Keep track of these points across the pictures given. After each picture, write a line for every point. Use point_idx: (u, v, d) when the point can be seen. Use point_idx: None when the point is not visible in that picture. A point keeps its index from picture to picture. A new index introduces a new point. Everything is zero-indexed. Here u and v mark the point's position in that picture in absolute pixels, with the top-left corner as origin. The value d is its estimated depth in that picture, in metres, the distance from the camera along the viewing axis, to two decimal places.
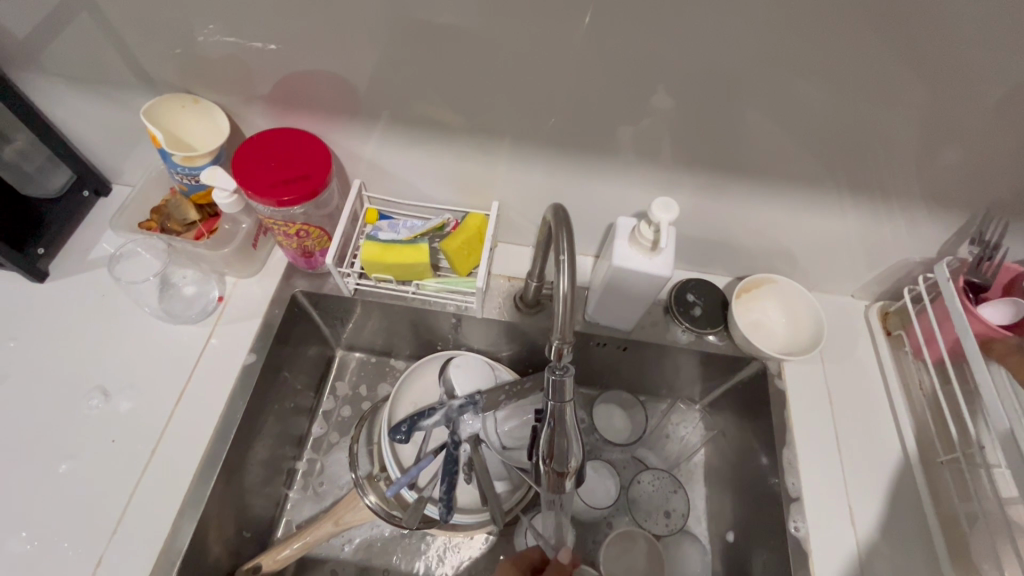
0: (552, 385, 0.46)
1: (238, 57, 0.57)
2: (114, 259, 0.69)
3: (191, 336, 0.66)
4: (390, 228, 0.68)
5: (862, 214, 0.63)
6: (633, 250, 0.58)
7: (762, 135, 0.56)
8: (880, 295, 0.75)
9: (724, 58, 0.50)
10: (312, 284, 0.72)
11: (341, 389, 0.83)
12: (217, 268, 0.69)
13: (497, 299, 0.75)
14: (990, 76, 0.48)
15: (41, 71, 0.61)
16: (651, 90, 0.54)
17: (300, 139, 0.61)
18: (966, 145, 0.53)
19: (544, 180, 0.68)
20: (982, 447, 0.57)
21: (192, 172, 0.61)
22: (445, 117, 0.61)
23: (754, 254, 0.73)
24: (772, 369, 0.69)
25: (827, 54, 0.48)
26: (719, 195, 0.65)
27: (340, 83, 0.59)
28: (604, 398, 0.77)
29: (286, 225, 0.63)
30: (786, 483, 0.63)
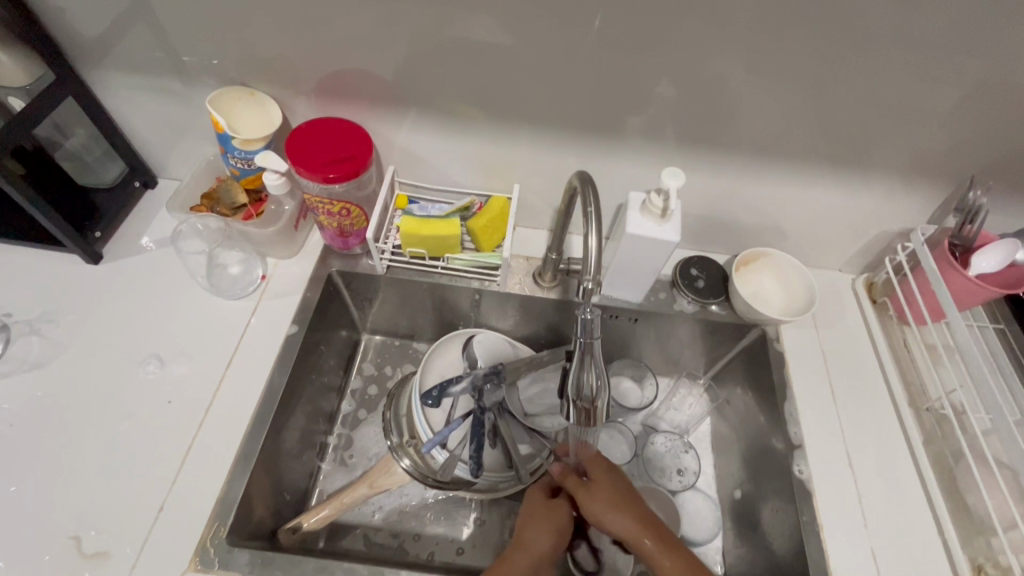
0: (582, 324, 0.53)
1: (289, 56, 0.64)
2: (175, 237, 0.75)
3: (239, 309, 0.72)
4: (422, 208, 0.75)
5: (844, 189, 0.71)
6: (645, 219, 0.65)
7: (754, 119, 0.64)
8: (865, 268, 0.82)
9: (717, 53, 0.57)
10: (345, 264, 0.78)
11: (367, 368, 0.88)
12: (262, 248, 0.76)
13: (518, 276, 0.80)
14: (944, 67, 0.55)
15: (108, 70, 0.69)
16: (656, 81, 0.61)
17: (343, 128, 0.68)
18: (930, 124, 0.61)
19: (559, 165, 0.74)
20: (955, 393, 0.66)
21: (247, 156, 0.68)
22: (470, 108, 0.68)
23: (749, 231, 0.80)
24: (770, 335, 0.75)
25: (806, 46, 0.56)
26: (717, 174, 0.72)
27: (376, 80, 0.66)
28: (615, 367, 0.83)
29: (330, 203, 0.69)
30: (790, 433, 0.68)
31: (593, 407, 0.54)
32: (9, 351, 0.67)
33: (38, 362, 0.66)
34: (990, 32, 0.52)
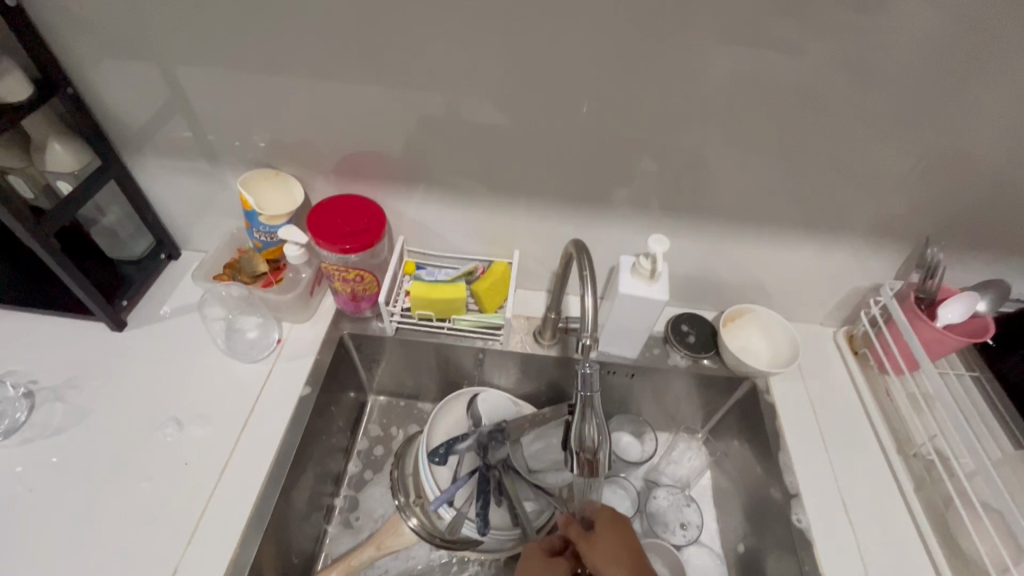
0: (582, 377, 0.57)
1: (313, 141, 0.73)
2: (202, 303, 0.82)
3: (255, 372, 0.76)
4: (430, 273, 0.82)
5: (816, 249, 0.77)
6: (635, 280, 0.70)
7: (727, 189, 0.72)
8: (844, 321, 0.87)
9: (690, 134, 0.66)
10: (356, 327, 0.83)
11: (373, 429, 0.90)
12: (279, 314, 0.80)
13: (519, 335, 0.85)
14: (887, 143, 0.64)
15: (149, 155, 0.77)
16: (639, 159, 0.70)
17: (359, 204, 0.75)
18: (883, 190, 0.69)
19: (555, 232, 0.81)
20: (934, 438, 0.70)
21: (271, 230, 0.74)
22: (474, 184, 0.76)
23: (733, 289, 0.86)
24: (760, 387, 0.79)
25: (765, 129, 0.64)
26: (699, 237, 0.79)
27: (390, 160, 0.74)
28: (615, 423, 0.85)
29: (344, 270, 0.75)
30: (786, 482, 0.70)
31: (595, 458, 0.57)
32: (32, 417, 0.69)
33: (60, 428, 0.69)
34: (921, 115, 0.61)
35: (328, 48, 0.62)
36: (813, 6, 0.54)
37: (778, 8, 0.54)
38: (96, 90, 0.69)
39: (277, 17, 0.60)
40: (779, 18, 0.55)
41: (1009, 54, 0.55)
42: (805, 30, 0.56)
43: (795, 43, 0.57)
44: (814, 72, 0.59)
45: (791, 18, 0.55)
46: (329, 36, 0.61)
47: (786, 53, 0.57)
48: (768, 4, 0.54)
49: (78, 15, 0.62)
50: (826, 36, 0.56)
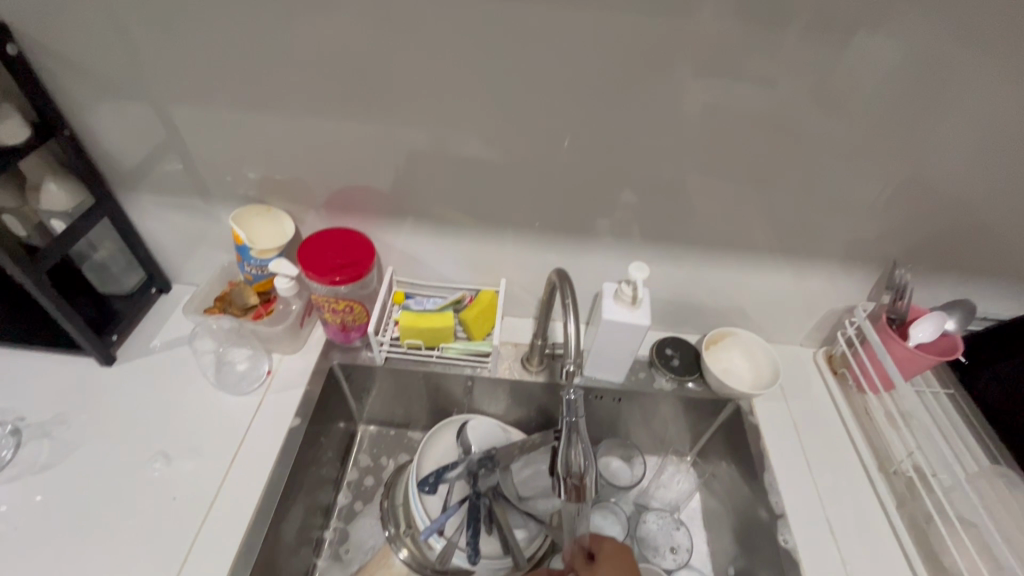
0: (567, 404, 0.58)
1: (304, 177, 0.75)
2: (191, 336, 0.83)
3: (245, 404, 0.76)
4: (418, 302, 0.83)
5: (792, 273, 0.80)
6: (618, 306, 0.72)
7: (704, 217, 0.75)
8: (823, 342, 0.90)
9: (666, 166, 0.69)
10: (346, 357, 0.84)
11: (363, 460, 0.90)
12: (269, 345, 0.81)
13: (508, 362, 0.86)
14: (850, 172, 0.68)
15: (143, 192, 0.79)
16: (619, 189, 0.73)
17: (347, 236, 0.77)
18: (851, 217, 0.72)
19: (540, 260, 0.84)
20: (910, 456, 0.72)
21: (262, 263, 0.76)
22: (461, 215, 0.79)
23: (714, 313, 0.88)
24: (744, 409, 0.81)
25: (736, 159, 0.68)
26: (680, 263, 0.81)
27: (379, 193, 0.77)
28: (603, 448, 0.86)
29: (334, 301, 0.76)
30: (772, 502, 0.72)
31: (582, 483, 0.59)
32: (18, 453, 0.69)
33: (46, 465, 0.68)
34: (880, 146, 0.65)
35: (321, 89, 0.65)
36: (775, 48, 0.58)
37: (742, 50, 0.58)
38: (93, 130, 0.72)
39: (272, 60, 0.63)
40: (743, 58, 0.59)
41: (957, 90, 0.59)
42: (769, 69, 0.60)
43: (760, 80, 0.61)
44: (780, 107, 0.62)
45: (754, 59, 0.59)
46: (322, 78, 0.64)
47: (753, 89, 0.61)
48: (733, 46, 0.58)
49: (79, 60, 0.64)
50: (789, 74, 0.60)
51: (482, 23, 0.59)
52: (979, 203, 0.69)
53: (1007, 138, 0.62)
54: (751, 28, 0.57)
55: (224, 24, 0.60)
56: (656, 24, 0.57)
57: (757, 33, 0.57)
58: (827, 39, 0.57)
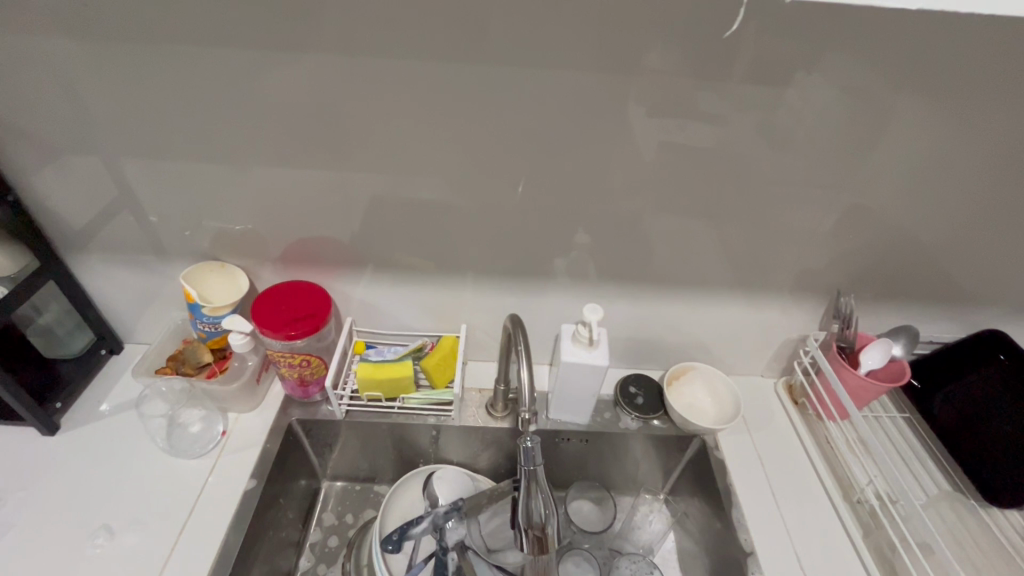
0: (525, 452, 0.61)
1: (259, 231, 0.76)
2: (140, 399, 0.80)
3: (197, 468, 0.74)
4: (378, 352, 0.81)
5: (745, 306, 0.83)
6: (575, 347, 0.74)
7: (656, 256, 0.77)
8: (782, 372, 0.91)
9: (614, 209, 0.72)
10: (305, 412, 0.81)
11: (327, 519, 0.86)
12: (224, 405, 0.79)
13: (472, 408, 0.85)
14: (789, 209, 0.71)
15: (91, 253, 0.78)
16: (571, 232, 0.75)
17: (305, 290, 0.77)
18: (795, 251, 0.75)
19: (501, 304, 0.84)
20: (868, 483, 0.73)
21: (215, 320, 0.75)
22: (420, 263, 0.79)
23: (675, 349, 0.89)
24: (710, 443, 0.81)
25: (680, 200, 0.71)
26: (638, 301, 0.83)
27: (338, 244, 0.77)
28: (575, 491, 0.84)
29: (291, 356, 0.75)
30: (741, 539, 0.71)
31: (543, 533, 0.63)
32: None
33: None
34: (813, 185, 0.68)
35: (279, 143, 0.66)
36: (712, 96, 0.61)
37: (682, 98, 0.62)
38: (42, 191, 0.71)
39: (230, 118, 0.64)
40: (683, 106, 0.62)
41: (883, 131, 0.63)
42: (707, 115, 0.63)
43: (700, 125, 0.64)
44: (721, 151, 0.66)
45: (693, 106, 0.62)
46: (280, 133, 0.65)
47: (694, 134, 0.64)
48: (673, 94, 0.62)
49: (29, 122, 0.64)
50: (726, 120, 0.63)
51: (434, 78, 0.61)
52: (913, 234, 0.73)
53: (931, 173, 0.67)
54: (688, 78, 0.60)
55: (181, 86, 0.62)
56: (599, 76, 0.60)
57: (694, 82, 0.60)
58: (760, 87, 0.60)
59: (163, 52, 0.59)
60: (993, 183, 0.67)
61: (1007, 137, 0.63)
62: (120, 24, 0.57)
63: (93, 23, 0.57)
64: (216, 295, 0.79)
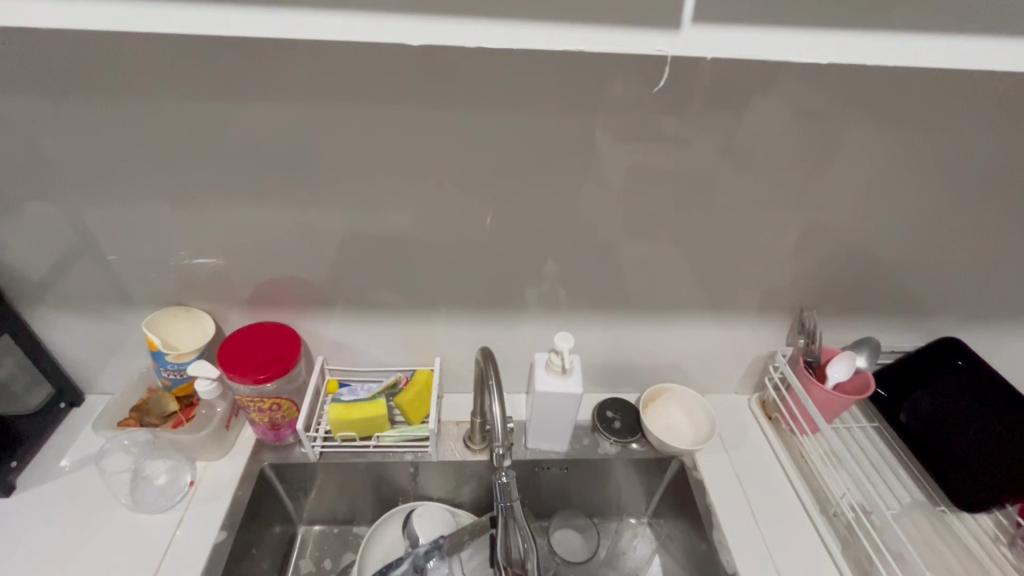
0: (500, 488, 0.62)
1: (225, 274, 0.75)
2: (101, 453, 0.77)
3: (163, 522, 0.71)
4: (350, 391, 0.80)
5: (714, 326, 0.84)
6: (550, 376, 0.74)
7: (624, 280, 0.78)
8: (755, 388, 0.93)
9: (580, 237, 0.73)
10: (278, 456, 0.79)
11: (304, 566, 0.83)
12: (192, 454, 0.77)
13: (450, 443, 0.84)
14: (748, 230, 0.73)
15: (48, 305, 0.75)
16: (540, 262, 0.76)
17: (273, 331, 0.76)
18: (757, 270, 0.78)
19: (475, 335, 0.84)
20: (842, 495, 0.75)
21: (180, 367, 0.73)
22: (391, 298, 0.79)
23: (650, 371, 0.90)
24: (688, 464, 0.82)
25: (643, 226, 0.72)
26: (610, 325, 0.84)
27: (307, 283, 0.77)
28: (558, 520, 0.83)
29: (259, 401, 0.73)
30: (723, 561, 0.71)
31: (523, 571, 0.63)
32: None
33: None
34: (769, 207, 0.71)
35: (245, 185, 0.66)
36: (670, 125, 0.64)
37: (641, 128, 0.64)
38: None
39: (194, 162, 0.64)
40: (643, 135, 0.65)
41: (833, 154, 0.67)
42: (667, 143, 0.65)
43: (660, 153, 0.66)
44: (682, 176, 0.68)
45: (652, 135, 0.65)
46: (247, 175, 0.65)
47: (656, 161, 0.67)
48: (632, 125, 0.64)
49: None
50: (685, 147, 0.66)
51: (399, 117, 0.62)
52: (869, 250, 0.76)
53: (881, 191, 0.70)
54: (647, 109, 0.62)
55: (140, 134, 0.61)
56: (561, 109, 0.62)
57: (652, 112, 0.63)
58: (715, 115, 0.63)
59: (124, 100, 0.59)
60: (938, 199, 0.71)
61: (946, 155, 0.67)
62: (78, 73, 0.57)
63: (50, 73, 0.56)
64: (176, 340, 0.77)
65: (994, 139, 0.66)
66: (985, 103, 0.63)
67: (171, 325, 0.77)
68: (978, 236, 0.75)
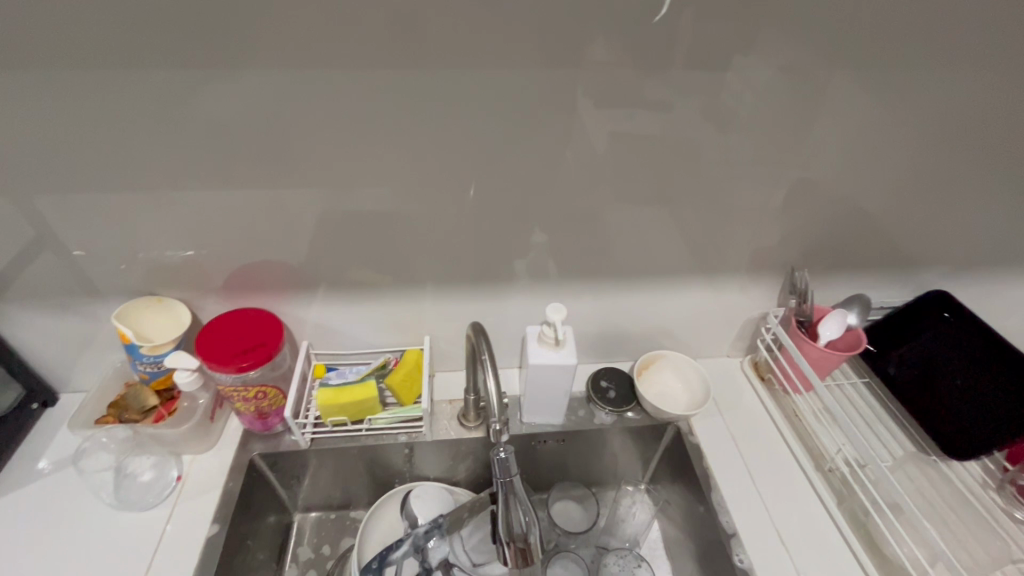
0: (498, 464, 0.60)
1: (197, 260, 0.71)
2: (78, 454, 0.73)
3: (152, 519, 0.69)
4: (339, 375, 0.78)
5: (705, 290, 0.84)
6: (543, 349, 0.72)
7: (615, 248, 0.76)
8: (746, 350, 0.93)
9: (568, 205, 0.71)
10: (267, 445, 0.77)
11: (303, 553, 0.82)
12: (176, 448, 0.74)
13: (444, 421, 0.83)
14: (740, 191, 0.72)
15: (7, 302, 0.71)
16: (528, 233, 0.73)
17: (254, 317, 0.73)
18: (749, 231, 0.76)
19: (463, 311, 0.82)
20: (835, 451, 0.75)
21: (157, 360, 0.70)
22: (374, 278, 0.76)
23: (642, 339, 0.90)
24: (684, 429, 0.82)
25: (633, 190, 0.70)
26: (601, 294, 0.82)
27: (286, 266, 0.73)
28: (557, 492, 0.83)
29: (244, 390, 0.71)
30: (723, 522, 0.72)
31: (526, 545, 0.63)
32: None
33: None
34: (761, 166, 0.69)
35: (212, 164, 0.62)
36: (659, 83, 0.61)
37: (629, 87, 0.61)
38: None
39: (155, 141, 0.59)
40: (632, 94, 0.62)
41: (823, 108, 0.65)
42: (658, 103, 0.63)
43: (646, 114, 0.63)
44: (669, 139, 0.66)
45: (643, 95, 0.62)
46: (210, 155, 0.61)
47: (644, 122, 0.64)
48: (620, 84, 0.61)
49: None
50: (676, 106, 0.63)
51: (370, 86, 0.58)
52: (859, 206, 0.75)
53: (870, 146, 0.69)
54: (635, 66, 0.60)
55: (90, 112, 0.57)
56: (546, 70, 0.59)
57: (641, 70, 0.60)
58: (706, 70, 0.60)
59: (68, 77, 0.54)
60: (926, 151, 0.70)
61: (934, 105, 0.66)
62: (11, 50, 0.52)
63: None
64: (139, 326, 0.73)
65: (981, 86, 0.65)
66: (973, 48, 0.62)
67: (142, 308, 0.73)
68: (965, 187, 0.74)
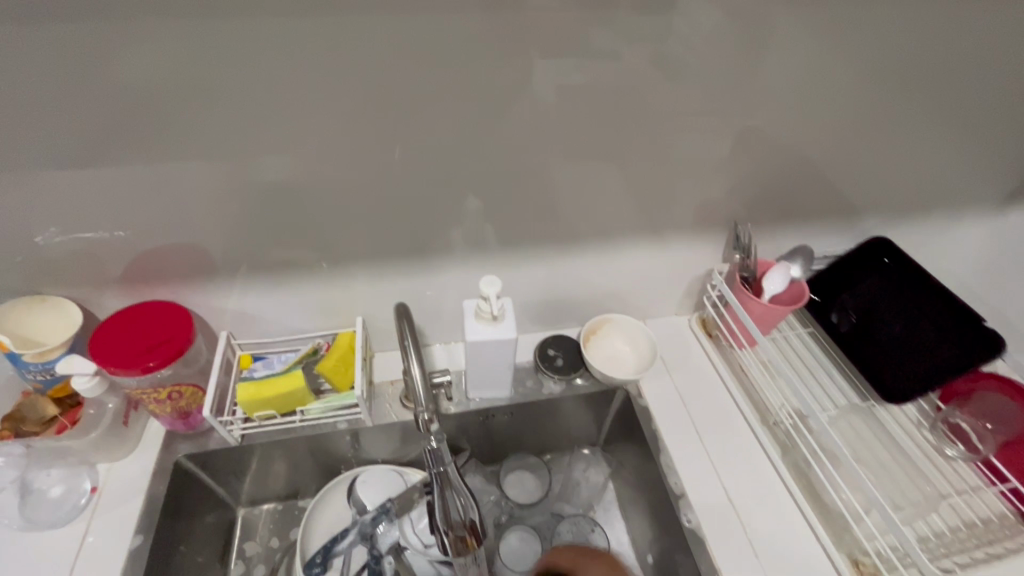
0: (431, 454, 0.59)
1: (84, 250, 0.63)
2: None
3: (65, 537, 0.64)
4: (265, 365, 0.72)
5: (650, 250, 0.81)
6: (480, 324, 0.68)
7: (554, 212, 0.72)
8: (695, 307, 0.92)
9: (500, 168, 0.65)
10: (194, 445, 0.72)
11: (251, 548, 0.77)
12: (87, 457, 0.68)
13: (387, 403, 0.80)
14: (683, 145, 0.67)
15: None
16: (458, 200, 0.68)
17: (160, 311, 0.66)
18: (692, 187, 0.73)
19: (398, 287, 0.77)
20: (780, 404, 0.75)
21: (47, 366, 0.64)
22: (295, 258, 0.70)
23: (589, 304, 0.87)
24: (632, 393, 0.81)
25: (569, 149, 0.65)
26: (543, 260, 0.78)
27: (194, 251, 0.66)
28: (510, 465, 0.82)
29: (155, 392, 0.65)
30: (671, 483, 0.71)
31: (467, 530, 0.63)
32: None
33: None
34: (704, 117, 0.65)
35: (80, 140, 0.53)
36: (590, 27, 0.55)
37: (558, 34, 0.55)
38: None
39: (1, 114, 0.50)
40: (561, 42, 0.56)
41: (767, 52, 0.60)
42: (590, 52, 0.57)
43: (579, 65, 0.58)
44: (609, 90, 0.60)
45: (573, 42, 0.56)
46: (81, 127, 0.52)
47: (576, 74, 0.58)
48: (548, 31, 0.55)
49: None
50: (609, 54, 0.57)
51: (259, 41, 0.50)
52: (803, 155, 0.72)
53: (819, 90, 0.65)
54: (563, 10, 0.53)
55: None
56: (463, 17, 0.52)
57: (570, 14, 0.54)
58: (641, 11, 0.55)
59: None
60: (870, 94, 0.67)
61: (880, 45, 0.62)
62: None
63: None
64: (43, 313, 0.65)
65: (925, 23, 0.62)
66: None
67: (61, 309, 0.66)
68: (909, 131, 0.73)
